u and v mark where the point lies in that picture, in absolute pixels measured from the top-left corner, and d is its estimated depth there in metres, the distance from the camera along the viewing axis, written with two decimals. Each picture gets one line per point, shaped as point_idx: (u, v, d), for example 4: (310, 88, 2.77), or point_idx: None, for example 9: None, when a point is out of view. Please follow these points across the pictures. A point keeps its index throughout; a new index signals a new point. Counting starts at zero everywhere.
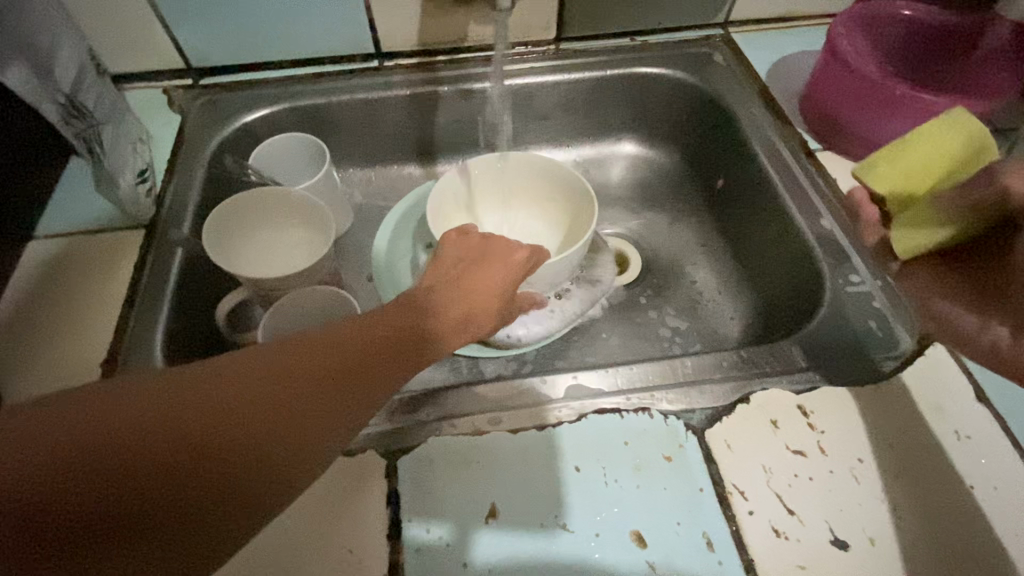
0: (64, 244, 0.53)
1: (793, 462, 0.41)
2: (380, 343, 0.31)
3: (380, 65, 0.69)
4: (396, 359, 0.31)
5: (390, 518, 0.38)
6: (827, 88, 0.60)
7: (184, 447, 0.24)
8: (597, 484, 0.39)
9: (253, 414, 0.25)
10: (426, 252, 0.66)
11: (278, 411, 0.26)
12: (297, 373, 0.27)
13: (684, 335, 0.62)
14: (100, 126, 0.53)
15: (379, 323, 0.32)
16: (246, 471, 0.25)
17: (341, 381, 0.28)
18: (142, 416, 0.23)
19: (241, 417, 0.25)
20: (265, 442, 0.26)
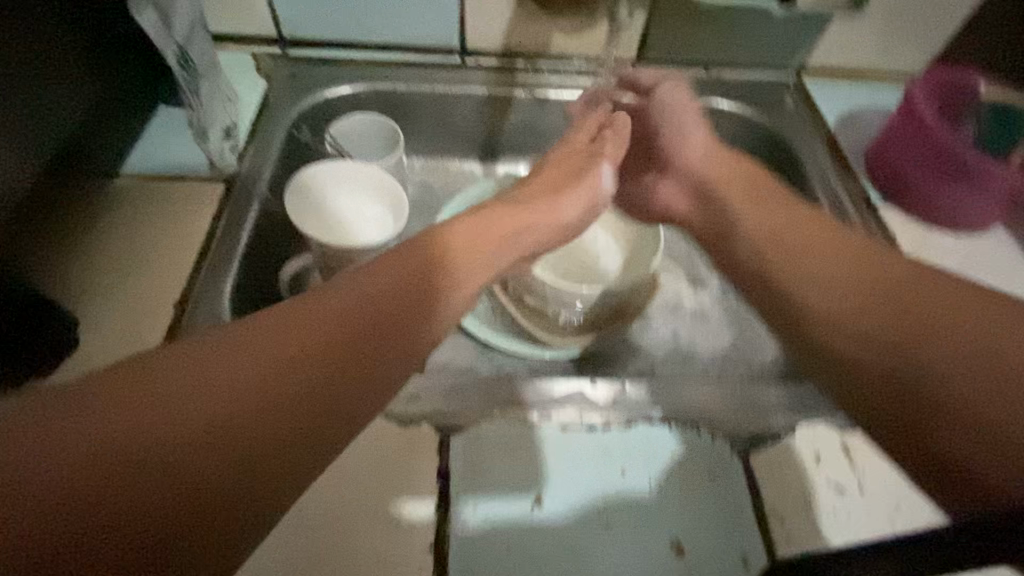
0: (149, 186, 0.55)
1: (833, 497, 0.42)
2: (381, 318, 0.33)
3: (463, 61, 0.71)
4: (397, 339, 0.33)
5: (439, 492, 0.40)
6: (898, 147, 0.62)
7: (219, 421, 0.27)
8: (640, 490, 0.41)
9: (274, 393, 0.29)
10: None
11: (300, 386, 0.29)
12: (305, 349, 0.30)
13: (723, 362, 0.63)
14: (200, 78, 0.55)
15: (376, 295, 0.33)
16: (284, 441, 0.29)
17: (348, 351, 0.31)
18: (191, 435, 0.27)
19: (266, 394, 0.29)
20: (289, 407, 0.29)
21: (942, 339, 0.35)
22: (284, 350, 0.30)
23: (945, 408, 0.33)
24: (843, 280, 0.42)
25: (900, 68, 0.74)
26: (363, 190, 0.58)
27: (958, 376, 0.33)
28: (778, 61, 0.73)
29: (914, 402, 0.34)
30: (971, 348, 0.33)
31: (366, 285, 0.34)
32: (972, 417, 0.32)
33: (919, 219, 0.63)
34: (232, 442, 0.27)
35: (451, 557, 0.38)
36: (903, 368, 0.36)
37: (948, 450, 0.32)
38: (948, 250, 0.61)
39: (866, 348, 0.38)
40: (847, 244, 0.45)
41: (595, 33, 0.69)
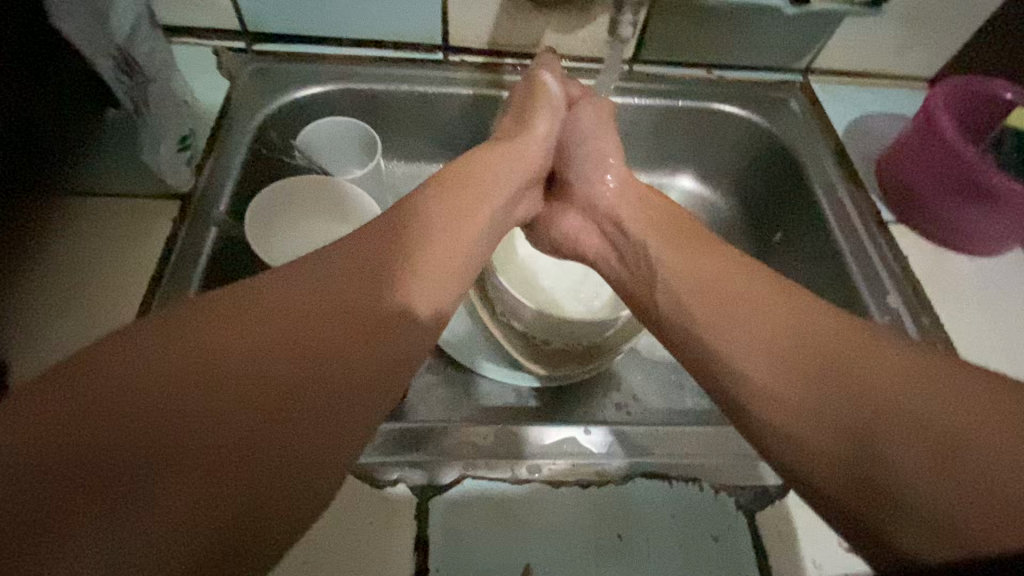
0: (96, 205, 0.49)
1: (844, 560, 0.38)
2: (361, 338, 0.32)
3: (445, 58, 0.65)
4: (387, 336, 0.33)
5: (417, 564, 0.36)
6: (912, 160, 0.58)
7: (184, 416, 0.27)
8: (638, 557, 0.38)
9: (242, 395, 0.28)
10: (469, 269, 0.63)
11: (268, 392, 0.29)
12: (290, 379, 0.30)
13: None
14: (148, 83, 0.49)
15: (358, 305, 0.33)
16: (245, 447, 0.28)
17: (321, 362, 0.31)
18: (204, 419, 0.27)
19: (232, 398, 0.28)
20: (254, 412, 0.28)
21: (895, 417, 0.30)
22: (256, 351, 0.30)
23: (891, 497, 0.28)
24: (756, 327, 0.36)
25: (912, 70, 0.70)
26: (334, 211, 0.54)
27: (912, 470, 0.28)
28: (784, 61, 0.68)
29: (860, 487, 0.29)
30: (927, 436, 0.28)
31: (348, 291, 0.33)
32: (912, 503, 0.28)
33: (933, 240, 0.59)
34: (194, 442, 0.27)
35: None
36: (846, 441, 0.30)
37: (893, 539, 0.28)
38: (962, 271, 0.58)
39: (784, 407, 0.33)
40: (747, 279, 0.39)
41: (590, 30, 0.63)
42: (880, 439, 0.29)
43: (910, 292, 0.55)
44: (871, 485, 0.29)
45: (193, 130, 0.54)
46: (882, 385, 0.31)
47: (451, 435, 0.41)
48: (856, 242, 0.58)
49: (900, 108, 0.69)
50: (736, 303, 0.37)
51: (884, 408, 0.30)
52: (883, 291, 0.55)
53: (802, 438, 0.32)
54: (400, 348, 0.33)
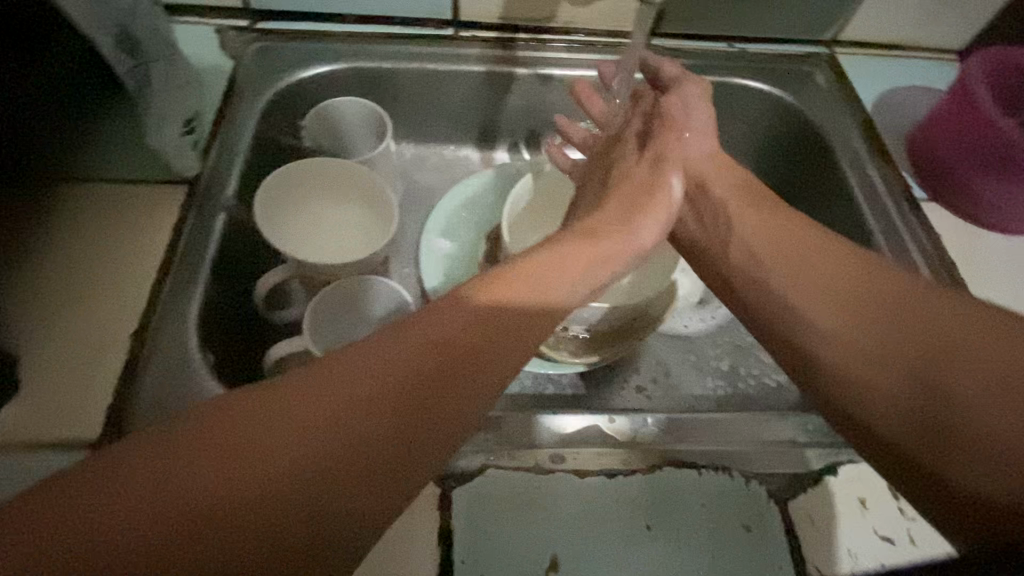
0: (103, 191, 0.48)
1: (880, 549, 0.37)
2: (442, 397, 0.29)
3: (456, 34, 0.63)
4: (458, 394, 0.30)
5: (440, 556, 0.35)
6: (946, 135, 0.56)
7: (248, 499, 0.25)
8: (668, 548, 0.36)
9: (310, 473, 0.26)
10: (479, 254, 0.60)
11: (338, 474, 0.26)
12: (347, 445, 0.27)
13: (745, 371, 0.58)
14: (152, 64, 0.47)
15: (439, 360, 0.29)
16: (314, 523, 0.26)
17: (390, 404, 0.28)
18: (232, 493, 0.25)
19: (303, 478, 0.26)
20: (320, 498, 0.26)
21: (971, 362, 0.31)
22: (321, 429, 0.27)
23: (956, 436, 0.30)
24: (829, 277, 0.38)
25: (943, 40, 0.67)
26: (346, 194, 0.52)
27: (983, 410, 0.30)
28: (810, 33, 0.65)
29: (936, 442, 0.31)
30: (1005, 384, 0.30)
31: (432, 357, 0.30)
32: (977, 441, 0.30)
33: (967, 217, 0.57)
34: (260, 525, 0.25)
35: None
36: (926, 401, 0.32)
37: (967, 490, 0.30)
38: (996, 249, 0.56)
39: (855, 362, 0.34)
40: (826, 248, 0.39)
41: (607, 3, 0.61)
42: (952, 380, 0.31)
43: (943, 271, 0.53)
44: (942, 426, 0.31)
45: (200, 112, 0.53)
46: (951, 337, 0.33)
47: (472, 424, 0.40)
48: (885, 222, 0.56)
49: (930, 81, 0.66)
50: (811, 265, 0.39)
51: (956, 354, 0.32)
52: (914, 271, 0.53)
53: (877, 390, 0.33)
54: (482, 398, 0.30)
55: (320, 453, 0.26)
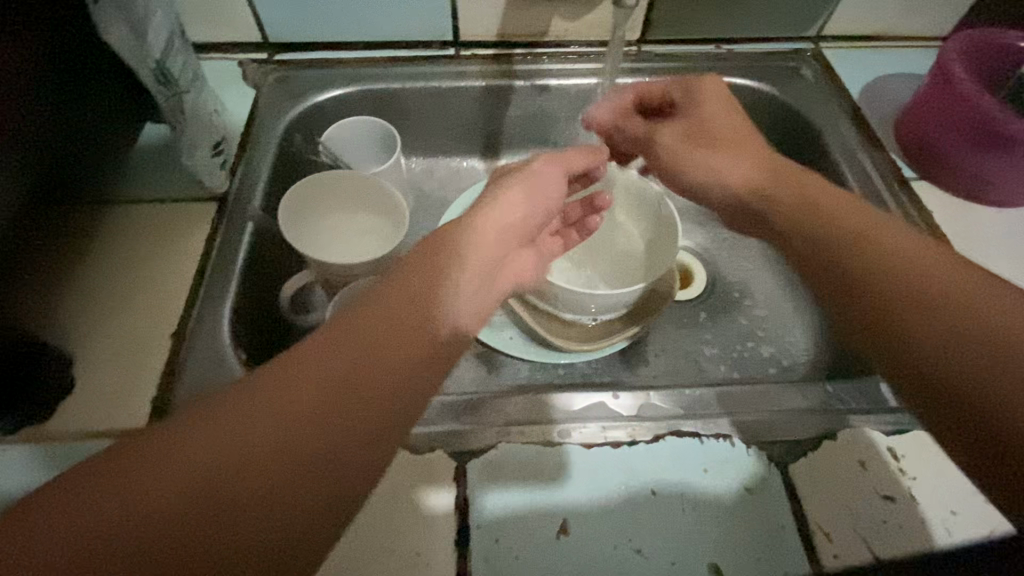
0: (135, 211, 0.52)
1: (882, 508, 0.38)
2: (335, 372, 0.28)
3: (457, 53, 0.67)
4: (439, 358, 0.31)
5: (458, 523, 0.37)
6: (931, 116, 0.58)
7: (175, 526, 0.23)
8: (674, 511, 0.38)
9: (222, 474, 0.25)
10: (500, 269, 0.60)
11: (232, 458, 0.25)
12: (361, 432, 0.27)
13: (760, 349, 0.60)
14: (185, 95, 0.52)
15: (370, 377, 0.28)
16: (224, 503, 0.24)
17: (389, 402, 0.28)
18: (239, 438, 0.25)
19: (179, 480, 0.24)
20: (227, 512, 0.24)
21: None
22: (248, 467, 0.25)
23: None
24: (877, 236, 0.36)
25: (925, 29, 0.69)
26: (360, 202, 0.56)
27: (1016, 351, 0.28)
28: (792, 31, 0.68)
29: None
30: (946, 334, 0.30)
31: (356, 355, 0.29)
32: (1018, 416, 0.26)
33: (960, 193, 0.58)
34: (233, 524, 0.24)
35: None
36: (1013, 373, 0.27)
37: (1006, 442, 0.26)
38: (991, 223, 0.57)
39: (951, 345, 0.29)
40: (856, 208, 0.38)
41: (595, 15, 0.65)
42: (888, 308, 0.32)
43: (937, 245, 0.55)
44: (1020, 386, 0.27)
45: (225, 138, 0.57)
46: (915, 264, 0.33)
47: (483, 404, 0.43)
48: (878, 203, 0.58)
49: (914, 68, 0.68)
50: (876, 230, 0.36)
51: (892, 275, 0.33)
52: None
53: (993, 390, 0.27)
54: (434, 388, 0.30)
55: (243, 493, 0.25)
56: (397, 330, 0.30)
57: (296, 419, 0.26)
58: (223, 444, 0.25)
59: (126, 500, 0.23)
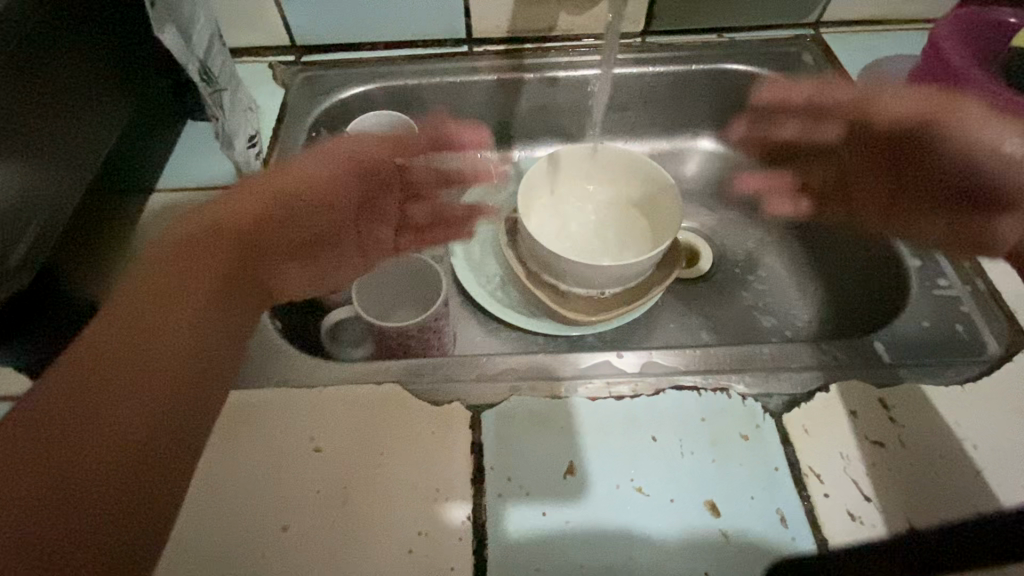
0: (177, 195, 0.57)
1: (871, 452, 0.41)
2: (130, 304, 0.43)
3: (469, 49, 0.72)
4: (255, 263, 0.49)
5: (473, 464, 0.41)
6: (925, 92, 0.60)
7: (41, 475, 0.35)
8: (673, 455, 0.41)
9: (100, 423, 0.38)
10: (511, 250, 0.63)
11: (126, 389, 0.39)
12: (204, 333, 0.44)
13: (763, 321, 0.63)
14: (224, 91, 0.57)
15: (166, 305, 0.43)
16: (102, 451, 0.37)
17: (223, 305, 0.46)
18: (108, 366, 0.40)
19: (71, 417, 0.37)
20: (73, 453, 0.36)
21: None
22: (84, 407, 0.38)
23: None
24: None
25: (924, 11, 0.71)
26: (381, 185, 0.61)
27: None
28: (790, 18, 0.71)
29: None
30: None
31: (160, 289, 0.44)
32: None
33: None
34: (87, 455, 0.36)
35: (487, 526, 0.38)
36: None
37: None
38: None
39: None
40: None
41: (599, 9, 0.69)
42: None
43: None
44: None
45: (258, 132, 0.62)
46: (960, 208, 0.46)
47: (496, 363, 0.47)
48: None
49: (913, 49, 0.70)
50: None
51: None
52: None
53: None
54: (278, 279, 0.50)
55: (89, 425, 0.37)
56: (175, 273, 0.45)
57: (173, 355, 0.42)
58: (84, 379, 0.39)
59: (20, 450, 0.36)
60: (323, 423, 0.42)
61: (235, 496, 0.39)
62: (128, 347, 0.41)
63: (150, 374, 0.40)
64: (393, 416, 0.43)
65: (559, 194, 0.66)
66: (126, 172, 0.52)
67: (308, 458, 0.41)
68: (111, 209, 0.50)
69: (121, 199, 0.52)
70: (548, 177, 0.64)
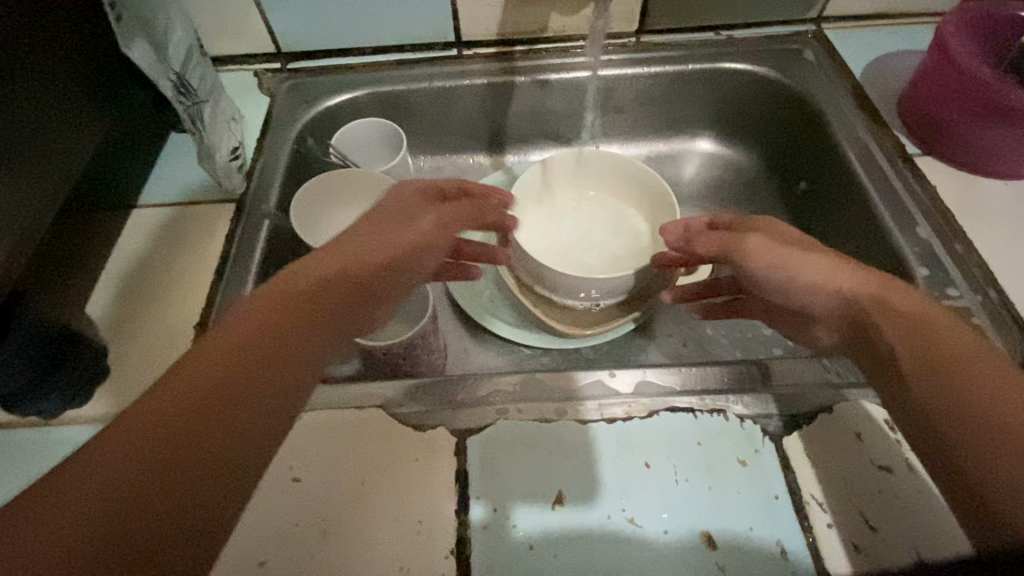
0: (157, 212, 0.56)
1: (876, 478, 0.38)
2: (277, 302, 0.33)
3: (459, 53, 0.70)
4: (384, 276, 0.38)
5: (458, 494, 0.39)
6: (932, 91, 0.57)
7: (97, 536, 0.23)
8: (668, 483, 0.39)
9: (150, 450, 0.26)
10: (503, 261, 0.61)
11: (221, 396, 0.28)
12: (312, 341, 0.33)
13: (764, 331, 0.61)
14: (203, 104, 0.55)
15: (300, 319, 0.33)
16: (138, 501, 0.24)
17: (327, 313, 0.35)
18: (190, 392, 0.28)
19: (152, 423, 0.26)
20: (139, 504, 0.24)
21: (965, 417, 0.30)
22: (155, 439, 0.26)
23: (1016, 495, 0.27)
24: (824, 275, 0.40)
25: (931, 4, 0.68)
26: (367, 195, 0.59)
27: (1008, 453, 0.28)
28: (791, 14, 0.68)
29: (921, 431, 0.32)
30: (915, 336, 0.34)
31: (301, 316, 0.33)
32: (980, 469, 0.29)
33: (962, 166, 0.58)
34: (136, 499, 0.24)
35: (472, 561, 0.37)
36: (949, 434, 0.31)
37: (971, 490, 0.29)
38: (997, 195, 0.56)
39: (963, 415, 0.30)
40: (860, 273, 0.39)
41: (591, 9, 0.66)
42: (879, 332, 0.36)
43: (942, 221, 0.54)
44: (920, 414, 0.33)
45: (242, 144, 0.61)
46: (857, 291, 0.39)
47: (482, 384, 0.45)
48: (879, 179, 0.57)
49: (919, 45, 0.68)
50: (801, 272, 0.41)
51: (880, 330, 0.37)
52: (911, 222, 0.54)
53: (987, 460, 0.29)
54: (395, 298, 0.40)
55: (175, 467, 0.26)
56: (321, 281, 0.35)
57: (284, 372, 0.31)
58: (172, 403, 0.27)
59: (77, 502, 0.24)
60: (304, 451, 0.41)
61: None
62: (240, 351, 0.30)
63: (272, 388, 0.30)
64: (375, 443, 0.41)
65: (551, 201, 0.64)
66: (104, 191, 0.51)
67: (287, 488, 0.39)
68: (86, 229, 0.49)
69: (98, 218, 0.51)
70: (540, 185, 0.62)
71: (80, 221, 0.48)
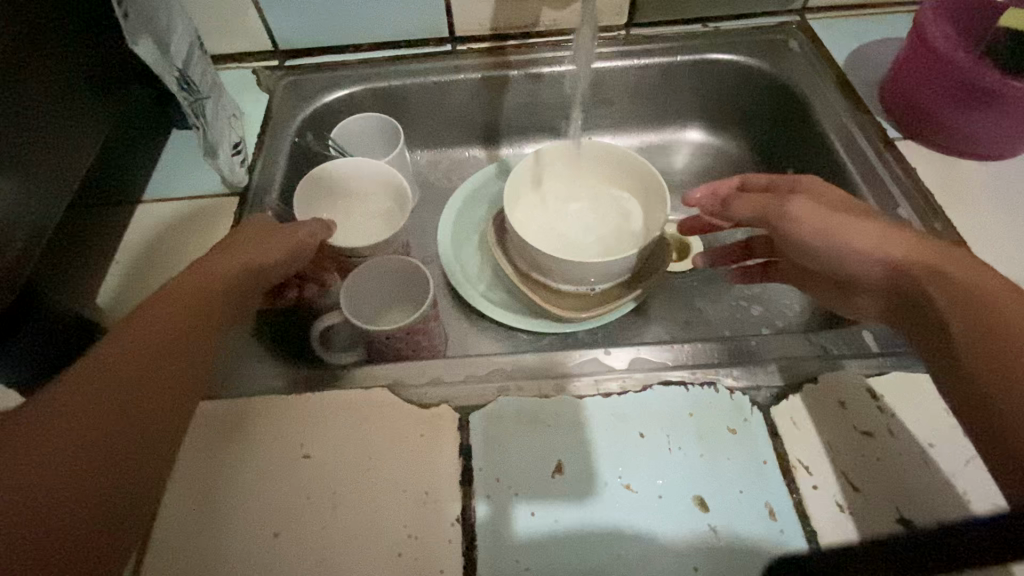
0: (162, 205, 0.57)
1: (859, 442, 0.40)
2: (170, 306, 0.39)
3: (453, 48, 0.71)
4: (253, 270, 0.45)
5: (462, 465, 0.41)
6: (912, 76, 0.60)
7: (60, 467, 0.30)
8: (661, 450, 0.41)
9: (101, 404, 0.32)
10: (500, 249, 0.63)
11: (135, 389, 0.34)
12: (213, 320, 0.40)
13: (754, 312, 0.63)
14: (206, 100, 0.57)
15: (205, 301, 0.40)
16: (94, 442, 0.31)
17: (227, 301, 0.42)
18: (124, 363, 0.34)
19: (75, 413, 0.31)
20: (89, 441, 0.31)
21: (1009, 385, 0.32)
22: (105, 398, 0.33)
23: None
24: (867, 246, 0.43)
25: None
26: (367, 186, 0.61)
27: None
28: (775, 5, 0.70)
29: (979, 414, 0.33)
30: (963, 298, 0.37)
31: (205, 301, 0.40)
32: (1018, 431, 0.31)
33: (941, 149, 0.60)
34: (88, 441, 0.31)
35: (475, 527, 0.38)
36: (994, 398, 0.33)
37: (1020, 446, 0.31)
38: (974, 176, 0.58)
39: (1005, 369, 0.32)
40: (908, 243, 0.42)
41: None
42: (917, 289, 0.40)
43: (922, 201, 0.56)
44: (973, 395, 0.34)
45: (243, 139, 0.62)
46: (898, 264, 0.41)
47: (482, 364, 0.46)
48: (862, 162, 0.60)
49: (899, 33, 0.70)
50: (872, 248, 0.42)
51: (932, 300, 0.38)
52: (892, 203, 0.56)
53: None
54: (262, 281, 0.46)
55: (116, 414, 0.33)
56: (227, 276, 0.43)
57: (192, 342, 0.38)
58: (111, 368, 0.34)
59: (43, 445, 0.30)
60: (311, 429, 0.42)
61: (226, 504, 0.39)
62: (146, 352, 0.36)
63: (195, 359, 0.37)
64: (379, 420, 0.43)
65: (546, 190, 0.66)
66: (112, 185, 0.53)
67: (297, 464, 0.41)
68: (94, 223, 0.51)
69: (103, 211, 0.52)
70: (534, 175, 0.64)
71: (88, 214, 0.50)
